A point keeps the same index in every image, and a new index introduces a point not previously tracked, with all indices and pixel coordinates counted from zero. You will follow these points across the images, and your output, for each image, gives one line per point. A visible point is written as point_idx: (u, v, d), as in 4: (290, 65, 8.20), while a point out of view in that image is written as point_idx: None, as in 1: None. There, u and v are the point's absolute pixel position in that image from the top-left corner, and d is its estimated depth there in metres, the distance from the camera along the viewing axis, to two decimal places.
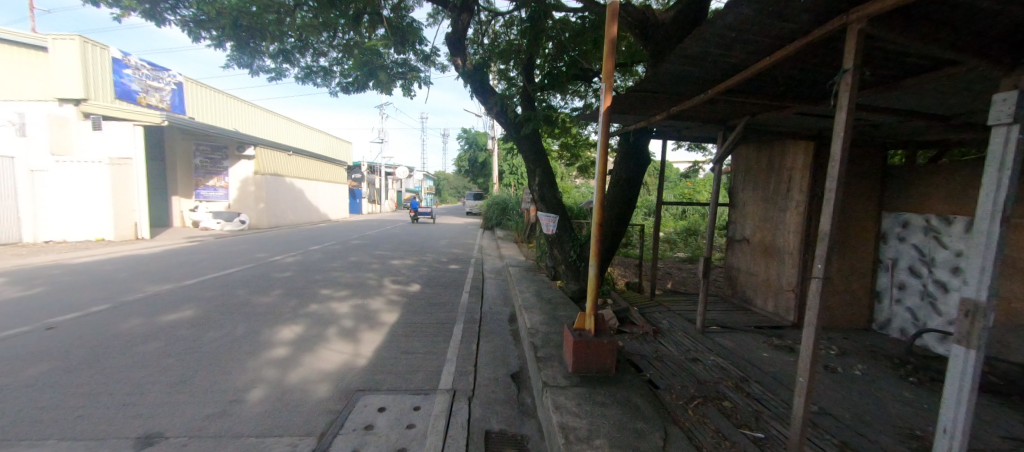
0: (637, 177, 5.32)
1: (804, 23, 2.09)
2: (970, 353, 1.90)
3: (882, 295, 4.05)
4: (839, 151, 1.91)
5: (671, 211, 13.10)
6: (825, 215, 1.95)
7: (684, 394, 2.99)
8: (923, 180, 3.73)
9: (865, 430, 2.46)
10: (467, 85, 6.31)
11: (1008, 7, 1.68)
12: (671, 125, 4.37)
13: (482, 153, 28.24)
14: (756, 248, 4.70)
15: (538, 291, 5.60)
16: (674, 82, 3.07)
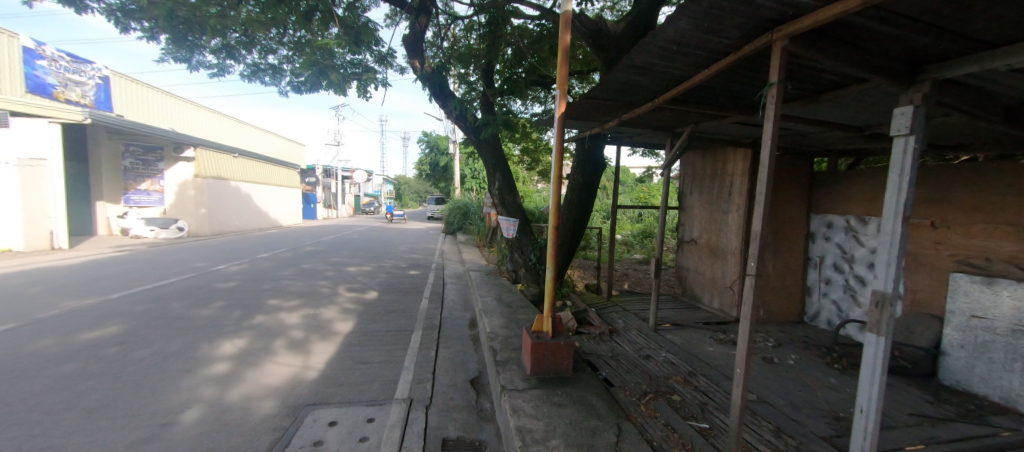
0: (593, 181, 5.48)
1: (736, 39, 2.26)
2: (881, 339, 2.13)
3: (811, 289, 4.42)
4: (768, 156, 2.08)
5: (628, 215, 13.61)
6: (757, 215, 2.11)
7: (637, 390, 3.10)
8: (843, 185, 4.13)
9: (797, 415, 2.67)
10: (426, 88, 6.25)
11: (902, 32, 1.92)
12: (624, 132, 4.55)
13: (444, 157, 27.99)
14: (703, 249, 4.98)
15: (499, 295, 5.60)
16: (624, 90, 3.21)
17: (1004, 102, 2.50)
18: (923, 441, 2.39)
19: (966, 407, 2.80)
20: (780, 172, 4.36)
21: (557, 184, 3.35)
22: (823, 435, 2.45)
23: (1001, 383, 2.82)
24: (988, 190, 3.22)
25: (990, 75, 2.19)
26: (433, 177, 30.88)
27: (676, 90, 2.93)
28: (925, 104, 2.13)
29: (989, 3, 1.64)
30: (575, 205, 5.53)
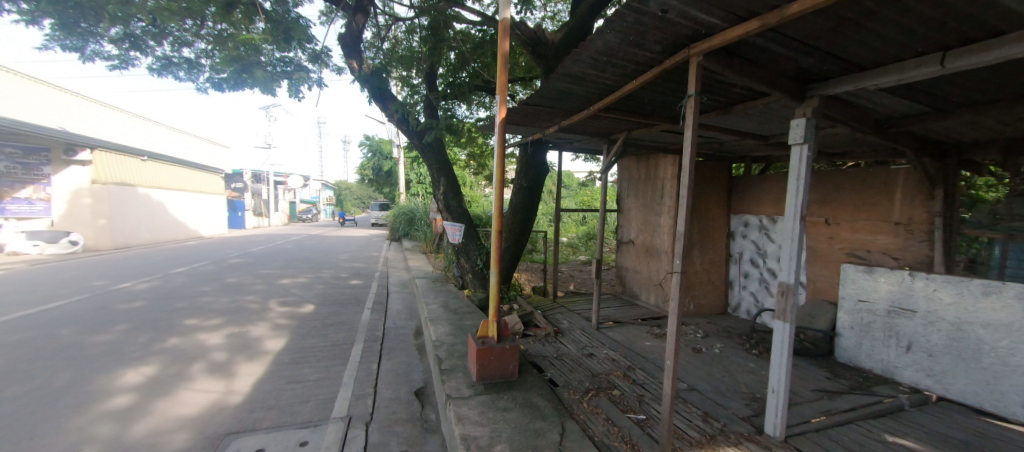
0: (536, 186, 5.58)
1: (659, 53, 2.44)
2: (786, 325, 2.40)
3: (733, 283, 4.85)
4: (688, 162, 2.25)
5: (573, 217, 14.05)
6: (680, 217, 2.28)
7: (580, 388, 3.19)
8: (756, 188, 4.59)
9: (722, 399, 2.91)
10: (365, 90, 6.03)
11: (794, 52, 2.19)
12: (564, 137, 4.70)
13: (388, 162, 27.04)
14: (640, 249, 5.27)
15: (445, 302, 5.50)
16: (561, 98, 3.32)
17: (875, 117, 2.94)
18: (822, 413, 2.71)
19: (855, 380, 3.22)
20: (703, 177, 4.76)
21: (500, 188, 3.37)
22: (742, 416, 2.70)
23: (881, 357, 3.29)
24: (868, 192, 3.76)
25: (863, 93, 2.56)
26: (377, 182, 29.68)
27: (609, 99, 3.09)
28: (814, 117, 2.44)
29: (857, 31, 1.93)
30: (520, 209, 5.61)
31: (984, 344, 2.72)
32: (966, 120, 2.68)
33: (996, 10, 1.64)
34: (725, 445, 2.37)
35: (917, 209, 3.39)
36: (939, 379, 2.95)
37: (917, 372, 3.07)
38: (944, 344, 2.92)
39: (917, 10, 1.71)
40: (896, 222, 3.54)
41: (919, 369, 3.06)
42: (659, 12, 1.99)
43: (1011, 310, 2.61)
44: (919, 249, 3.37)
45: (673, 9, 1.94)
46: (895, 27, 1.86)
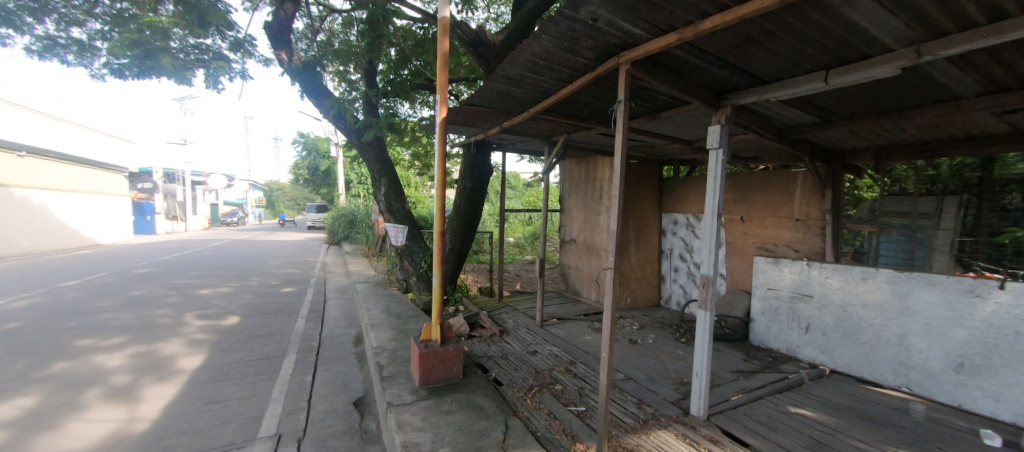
0: (481, 186, 5.58)
1: (591, 60, 2.55)
2: (707, 314, 2.63)
3: (665, 277, 5.21)
4: (619, 164, 2.38)
5: (520, 218, 14.24)
6: (612, 216, 2.41)
7: (523, 385, 3.24)
8: (684, 189, 4.97)
9: (654, 386, 3.11)
10: (296, 83, 5.65)
11: (708, 65, 2.40)
12: (507, 138, 4.74)
13: (326, 161, 25.50)
14: (581, 247, 5.48)
15: (387, 307, 5.30)
16: (502, 100, 3.35)
17: (777, 126, 3.31)
18: (739, 392, 3.00)
19: (766, 360, 3.60)
20: (637, 178, 5.06)
21: (441, 189, 3.32)
22: (671, 399, 2.91)
23: (786, 338, 3.72)
24: (774, 192, 4.23)
25: (766, 104, 2.88)
26: (314, 183, 27.87)
27: (548, 102, 3.17)
28: (727, 124, 2.70)
29: (759, 48, 2.16)
30: (464, 210, 5.57)
31: (863, 322, 3.19)
32: (846, 130, 3.12)
33: (863, 35, 1.93)
34: (657, 429, 2.54)
35: (813, 207, 3.88)
36: (830, 355, 3.39)
37: (814, 350, 3.51)
38: (834, 323, 3.37)
39: (806, 32, 1.96)
40: (796, 219, 4.03)
41: (816, 347, 3.50)
42: (590, 20, 2.07)
43: (882, 291, 3.09)
44: (815, 242, 3.87)
45: (602, 18, 2.03)
46: (789, 46, 2.11)
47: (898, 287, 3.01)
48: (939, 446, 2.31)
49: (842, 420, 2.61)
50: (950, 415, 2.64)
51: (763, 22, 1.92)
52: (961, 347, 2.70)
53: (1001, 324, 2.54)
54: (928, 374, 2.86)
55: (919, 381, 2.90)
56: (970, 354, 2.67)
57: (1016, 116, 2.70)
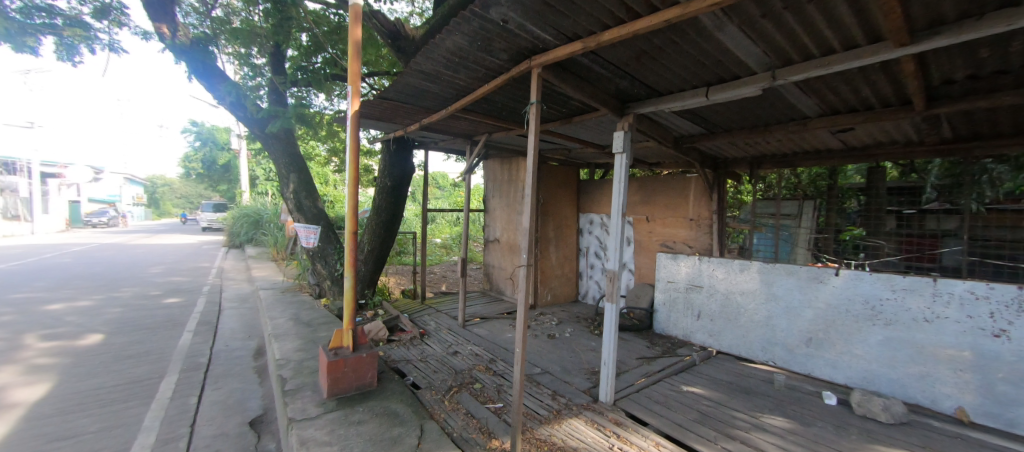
0: (402, 184, 5.38)
1: (505, 61, 2.60)
2: (613, 306, 2.83)
3: (582, 274, 5.51)
4: (532, 164, 2.47)
5: (448, 217, 14.00)
6: (524, 215, 2.50)
7: (442, 387, 3.17)
8: (598, 190, 5.32)
9: (568, 377, 3.27)
10: (184, 63, 4.98)
11: (612, 74, 2.59)
12: (428, 136, 4.64)
13: (228, 154, 22.60)
14: (504, 246, 5.57)
15: (295, 315, 4.87)
16: (418, 95, 3.27)
17: (673, 135, 3.69)
18: (642, 376, 3.28)
19: (666, 345, 3.98)
20: (557, 179, 5.28)
21: (354, 186, 3.09)
22: (583, 388, 3.07)
23: (682, 325, 4.14)
24: (673, 194, 4.70)
25: (662, 115, 3.19)
26: (213, 178, 24.59)
27: (466, 100, 3.16)
28: (630, 130, 2.94)
29: (652, 63, 2.39)
30: (385, 210, 5.34)
31: (740, 307, 3.69)
32: (726, 141, 3.57)
33: (733, 58, 2.25)
34: (569, 417, 2.66)
35: (703, 209, 4.40)
36: (716, 338, 3.86)
37: (704, 335, 3.96)
38: (719, 310, 3.84)
39: (689, 51, 2.21)
40: (690, 218, 4.51)
41: (706, 332, 3.95)
42: (501, 22, 2.11)
43: (754, 280, 3.60)
44: (705, 238, 4.38)
45: (512, 20, 2.08)
46: (677, 63, 2.37)
47: (766, 276, 3.53)
48: (794, 408, 2.76)
49: (725, 394, 2.98)
50: (802, 381, 3.17)
51: (654, 39, 2.12)
52: (810, 324, 3.26)
53: (837, 304, 3.12)
54: (788, 349, 3.38)
55: (780, 355, 3.42)
56: (816, 330, 3.23)
57: (845, 135, 3.34)
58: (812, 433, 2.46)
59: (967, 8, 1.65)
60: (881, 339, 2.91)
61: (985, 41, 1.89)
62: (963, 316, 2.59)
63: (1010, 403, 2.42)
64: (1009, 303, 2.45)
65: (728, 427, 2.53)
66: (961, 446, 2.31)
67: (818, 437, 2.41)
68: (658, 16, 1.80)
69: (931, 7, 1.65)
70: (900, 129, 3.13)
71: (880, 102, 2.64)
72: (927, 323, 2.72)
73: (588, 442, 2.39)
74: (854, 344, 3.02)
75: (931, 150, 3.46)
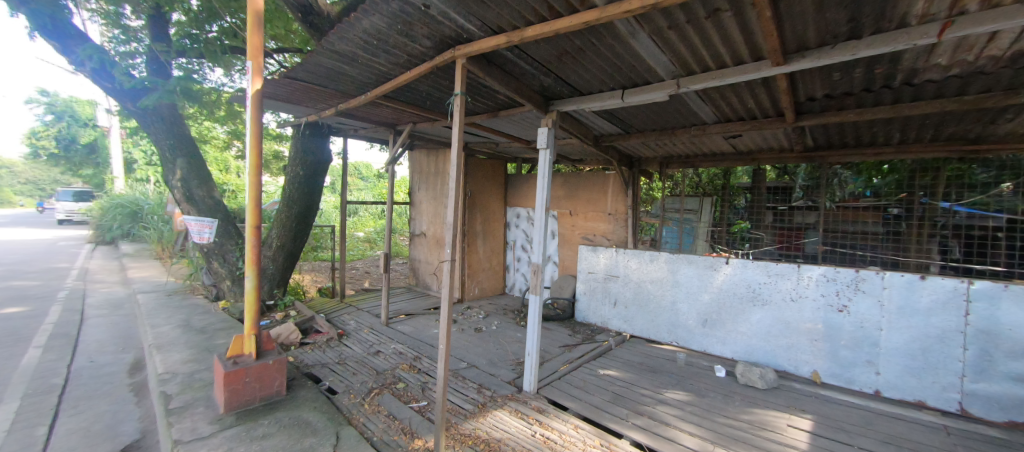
0: (317, 174, 4.97)
1: (429, 49, 2.49)
2: (537, 298, 2.91)
3: (509, 267, 5.60)
4: (456, 157, 2.41)
5: (371, 210, 13.25)
6: (448, 209, 2.44)
7: (361, 390, 3.00)
8: (525, 184, 5.42)
9: (494, 369, 3.31)
10: (24, 15, 4.03)
11: (537, 71, 2.63)
12: (346, 122, 4.31)
13: (93, 132, 18.79)
14: (431, 240, 5.43)
15: (185, 321, 4.23)
16: (333, 77, 3.01)
17: (594, 133, 3.88)
18: (564, 363, 3.43)
19: (586, 332, 4.23)
20: (484, 173, 5.26)
21: (256, 175, 2.66)
22: (508, 380, 3.13)
23: (600, 313, 4.43)
24: (594, 190, 4.97)
25: (584, 114, 3.34)
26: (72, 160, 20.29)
27: (388, 86, 2.99)
28: (553, 127, 3.03)
29: (574, 62, 2.47)
30: (297, 202, 4.85)
31: (650, 294, 4.04)
32: (639, 141, 3.85)
33: (645, 66, 2.42)
34: (493, 409, 2.69)
35: (620, 204, 4.72)
36: (630, 324, 4.18)
37: (619, 321, 4.26)
38: (633, 297, 4.17)
39: (606, 54, 2.32)
40: (609, 212, 4.82)
41: (621, 319, 4.25)
42: (422, 7, 2.00)
43: (662, 269, 3.96)
44: (621, 231, 4.71)
45: (434, 6, 1.99)
46: (596, 65, 2.48)
47: (671, 266, 3.90)
48: (693, 382, 3.11)
49: (636, 374, 3.25)
50: (699, 358, 3.57)
51: (575, 39, 2.19)
52: (706, 307, 3.68)
53: (727, 288, 3.56)
54: (688, 330, 3.79)
55: (682, 336, 3.82)
56: (710, 312, 3.66)
57: (736, 140, 3.80)
58: (706, 403, 2.79)
59: (824, 37, 1.96)
60: (760, 317, 3.39)
61: (835, 68, 2.27)
62: (818, 294, 3.13)
63: (849, 364, 3.00)
64: (850, 283, 3.01)
65: (638, 405, 2.76)
66: (815, 403, 2.80)
67: (711, 406, 2.74)
68: (578, 17, 1.86)
69: (799, 34, 1.92)
70: (776, 137, 3.64)
71: (761, 113, 3.04)
72: (793, 302, 3.24)
73: (512, 432, 2.44)
74: (739, 324, 3.49)
75: (798, 157, 4.09)
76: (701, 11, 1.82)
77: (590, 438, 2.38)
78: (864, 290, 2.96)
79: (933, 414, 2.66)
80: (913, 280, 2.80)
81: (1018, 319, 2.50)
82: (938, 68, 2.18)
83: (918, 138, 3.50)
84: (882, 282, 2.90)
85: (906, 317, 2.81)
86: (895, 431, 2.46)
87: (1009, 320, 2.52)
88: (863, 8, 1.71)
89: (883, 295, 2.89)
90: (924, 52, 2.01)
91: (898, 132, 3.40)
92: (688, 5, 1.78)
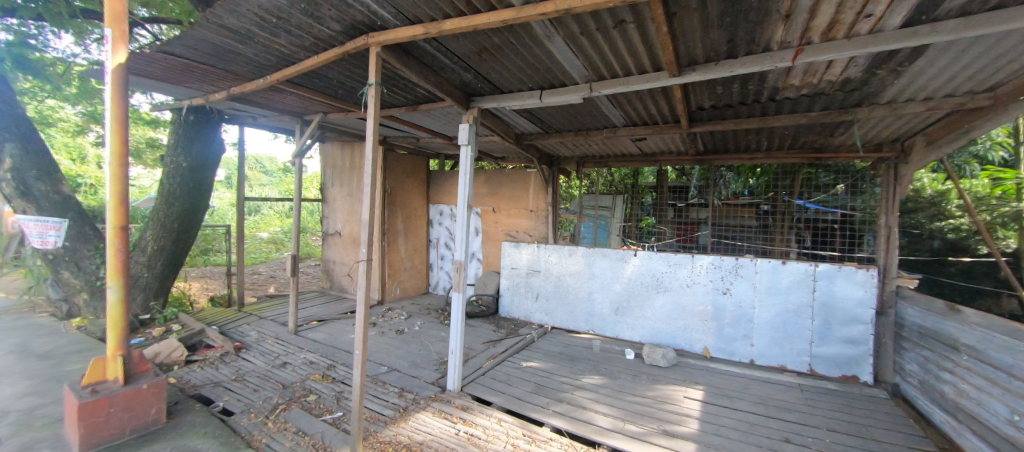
0: (205, 166, 4.35)
1: (338, 33, 2.30)
2: (459, 295, 2.89)
3: (433, 265, 5.49)
4: (372, 149, 2.28)
5: (277, 208, 11.95)
6: (363, 206, 2.30)
7: (264, 407, 2.69)
8: (448, 181, 5.34)
9: (416, 371, 3.21)
10: None
11: (457, 66, 2.59)
12: (242, 108, 3.82)
13: None
14: (346, 240, 5.08)
15: (19, 346, 3.39)
16: (223, 55, 2.63)
17: (515, 131, 3.95)
18: (488, 358, 3.46)
19: (510, 327, 4.31)
20: (405, 169, 5.07)
21: (119, 166, 2.20)
22: (431, 380, 3.06)
23: (523, 307, 4.55)
24: (516, 188, 5.08)
25: (504, 112, 3.38)
26: None
27: (291, 70, 2.71)
28: (475, 124, 3.02)
29: (493, 59, 2.48)
30: (178, 200, 4.18)
31: (569, 286, 4.26)
32: (558, 140, 4.03)
33: (561, 68, 2.54)
34: (416, 412, 2.61)
35: (541, 201, 4.91)
36: (551, 316, 4.36)
37: (541, 314, 4.43)
38: (553, 290, 4.36)
39: (524, 54, 2.37)
40: (530, 209, 4.97)
41: (542, 311, 4.42)
42: None
43: (579, 263, 4.20)
44: (542, 227, 4.90)
45: None
46: (514, 64, 2.53)
47: (587, 259, 4.16)
48: (607, 366, 3.35)
49: (557, 363, 3.40)
50: (612, 343, 3.87)
51: (494, 37, 2.20)
52: (618, 296, 3.99)
53: (635, 278, 3.90)
54: (602, 318, 4.07)
55: (597, 324, 4.09)
56: (621, 301, 3.97)
57: (642, 143, 4.16)
58: (618, 384, 3.03)
59: (710, 54, 2.23)
60: (662, 303, 3.77)
61: (719, 82, 2.60)
62: (708, 280, 3.58)
63: (730, 339, 3.50)
64: (731, 269, 3.50)
65: (558, 392, 2.90)
66: (705, 375, 3.21)
67: (622, 387, 2.99)
68: (495, 14, 1.87)
69: (690, 49, 2.17)
70: (674, 141, 4.07)
71: (662, 118, 3.37)
72: (688, 288, 3.66)
73: (435, 433, 2.39)
74: (645, 310, 3.85)
75: (692, 159, 4.62)
76: (609, 21, 1.95)
77: (513, 429, 2.44)
78: (742, 275, 3.46)
79: (791, 375, 3.21)
80: (777, 265, 3.35)
81: (847, 292, 3.13)
82: (793, 88, 2.62)
83: (780, 145, 4.16)
84: (754, 267, 3.42)
85: (772, 296, 3.36)
86: (764, 392, 2.93)
87: (841, 294, 3.15)
88: (738, 32, 1.99)
89: (756, 278, 3.41)
90: (783, 73, 2.40)
91: (766, 140, 4.01)
92: (598, 14, 1.89)
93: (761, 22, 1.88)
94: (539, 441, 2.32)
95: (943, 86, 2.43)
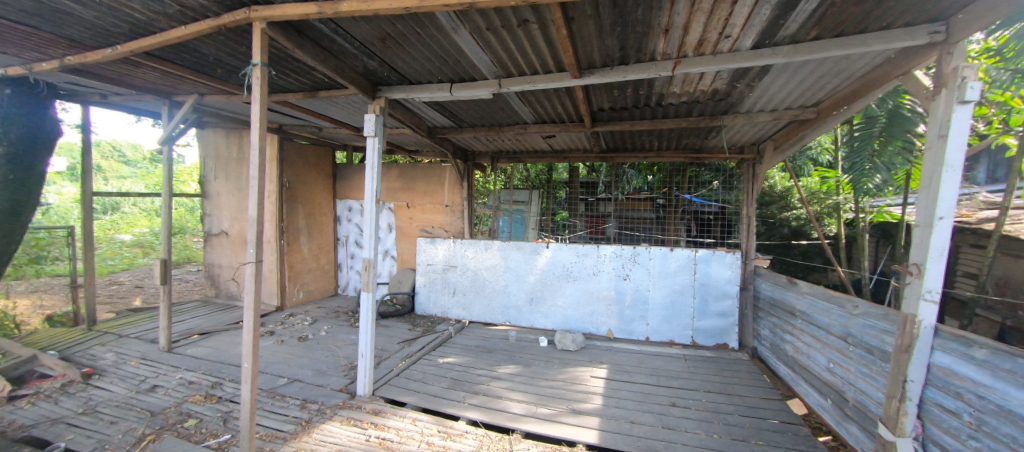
0: (32, 152, 3.51)
1: (211, 3, 2.01)
2: (369, 295, 2.74)
3: (341, 266, 5.13)
4: (257, 138, 2.03)
5: (144, 205, 10.05)
6: (249, 201, 2.05)
7: (126, 440, 2.27)
8: (357, 175, 5.01)
9: (321, 379, 2.98)
10: None
11: (358, 51, 2.44)
12: (86, 82, 3.13)
13: None
14: (235, 240, 4.49)
15: None
16: (51, 15, 2.13)
17: (427, 124, 3.85)
18: (402, 358, 3.35)
19: (426, 324, 4.23)
20: (306, 160, 4.63)
21: None
22: (339, 387, 2.87)
23: (440, 303, 4.49)
24: (431, 182, 4.97)
25: (414, 103, 3.27)
26: None
27: (150, 42, 2.29)
28: (381, 114, 2.88)
29: (399, 48, 2.38)
30: None
31: (485, 280, 4.31)
32: (471, 135, 4.03)
33: (469, 62, 2.53)
34: (320, 423, 2.42)
35: (456, 196, 4.87)
36: (468, 310, 4.37)
37: (457, 309, 4.42)
38: (469, 285, 4.37)
39: (430, 44, 2.32)
40: (446, 204, 4.92)
41: (460, 306, 4.41)
42: None
43: (495, 256, 4.27)
44: (457, 222, 4.88)
45: None
46: (421, 54, 2.46)
47: (503, 252, 4.25)
48: (522, 355, 3.48)
49: (474, 357, 3.43)
50: (527, 332, 4.02)
51: (397, 24, 2.12)
52: (532, 287, 4.15)
53: (547, 269, 4.10)
54: (518, 309, 4.20)
55: (513, 315, 4.21)
56: (535, 291, 4.14)
57: (552, 139, 4.36)
58: (532, 371, 3.16)
59: (605, 60, 2.42)
60: (571, 291, 4.02)
61: (614, 86, 2.84)
62: (610, 267, 3.91)
63: (629, 321, 3.87)
64: (630, 257, 3.86)
65: (474, 385, 2.93)
66: (608, 354, 3.51)
67: (535, 373, 3.13)
68: (397, 1, 1.79)
69: (589, 53, 2.33)
70: (580, 139, 4.33)
71: (568, 117, 3.56)
72: (593, 276, 3.96)
73: (342, 442, 2.24)
74: (556, 298, 4.07)
75: (597, 157, 4.98)
76: (513, 19, 2.00)
77: (427, 427, 2.40)
78: (639, 262, 3.84)
79: (678, 347, 3.67)
80: (666, 252, 3.78)
81: (719, 273, 3.67)
82: (674, 95, 2.97)
83: (669, 145, 4.67)
84: (649, 255, 3.82)
85: (662, 279, 3.79)
86: (657, 365, 3.30)
87: (714, 274, 3.68)
88: (628, 41, 2.18)
89: (649, 264, 3.81)
90: (666, 81, 2.70)
91: (657, 141, 4.49)
92: (502, 11, 1.93)
93: (646, 34, 2.09)
94: (454, 435, 2.32)
95: (783, 100, 2.97)
